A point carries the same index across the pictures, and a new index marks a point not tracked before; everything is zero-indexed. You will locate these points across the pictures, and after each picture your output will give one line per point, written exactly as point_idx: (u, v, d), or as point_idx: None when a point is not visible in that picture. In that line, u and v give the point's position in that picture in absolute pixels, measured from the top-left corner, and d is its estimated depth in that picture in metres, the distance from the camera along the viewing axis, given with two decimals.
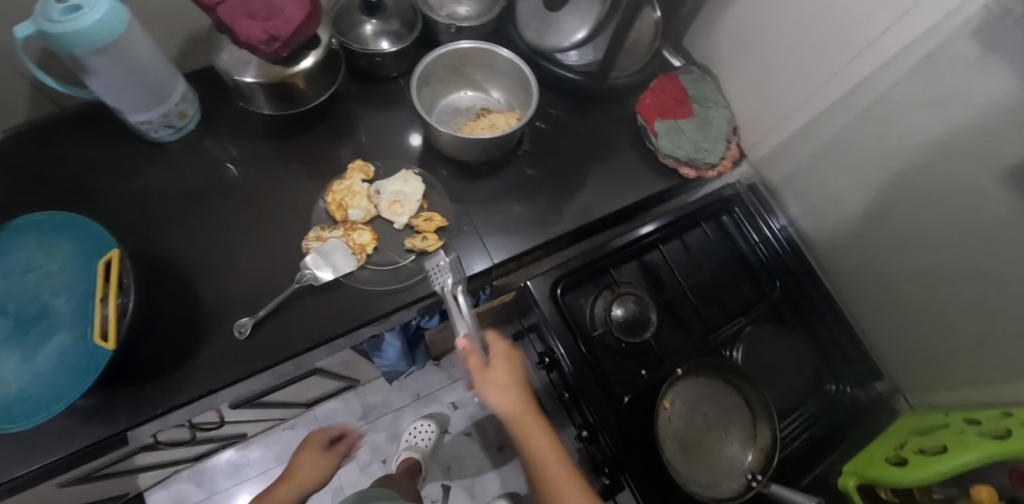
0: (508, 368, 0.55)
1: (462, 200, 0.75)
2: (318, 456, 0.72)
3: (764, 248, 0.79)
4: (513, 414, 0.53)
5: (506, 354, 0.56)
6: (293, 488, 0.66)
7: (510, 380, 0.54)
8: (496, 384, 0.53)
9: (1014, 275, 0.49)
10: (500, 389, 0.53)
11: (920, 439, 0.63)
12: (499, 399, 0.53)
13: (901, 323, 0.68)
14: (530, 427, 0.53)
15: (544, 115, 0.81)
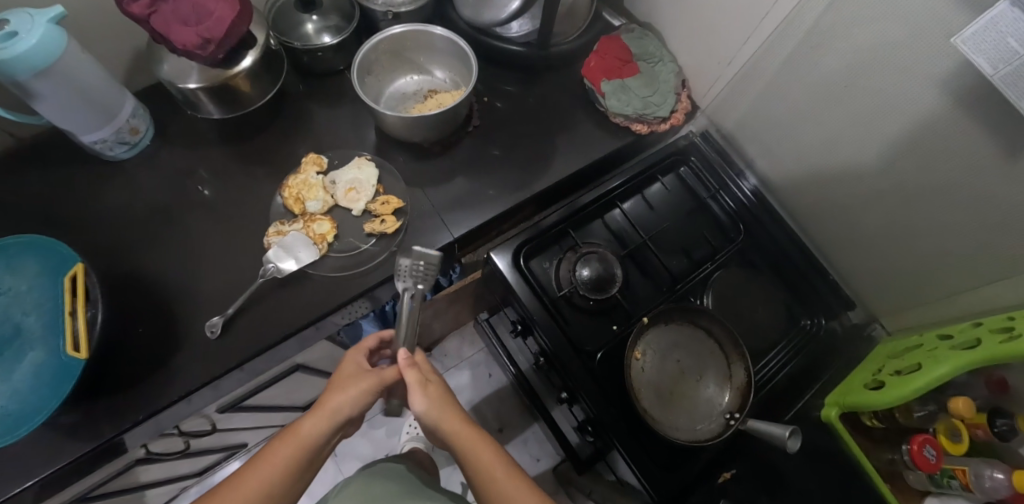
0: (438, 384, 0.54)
1: (416, 182, 0.77)
2: (359, 380, 0.53)
3: (725, 192, 0.81)
4: (456, 427, 0.52)
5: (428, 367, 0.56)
6: (316, 424, 0.50)
7: (445, 394, 0.53)
8: (433, 398, 0.52)
9: (967, 182, 0.56)
10: (440, 404, 0.52)
11: (895, 362, 0.67)
12: (436, 413, 0.52)
13: (845, 244, 0.79)
14: (475, 439, 0.53)
15: (491, 91, 0.84)
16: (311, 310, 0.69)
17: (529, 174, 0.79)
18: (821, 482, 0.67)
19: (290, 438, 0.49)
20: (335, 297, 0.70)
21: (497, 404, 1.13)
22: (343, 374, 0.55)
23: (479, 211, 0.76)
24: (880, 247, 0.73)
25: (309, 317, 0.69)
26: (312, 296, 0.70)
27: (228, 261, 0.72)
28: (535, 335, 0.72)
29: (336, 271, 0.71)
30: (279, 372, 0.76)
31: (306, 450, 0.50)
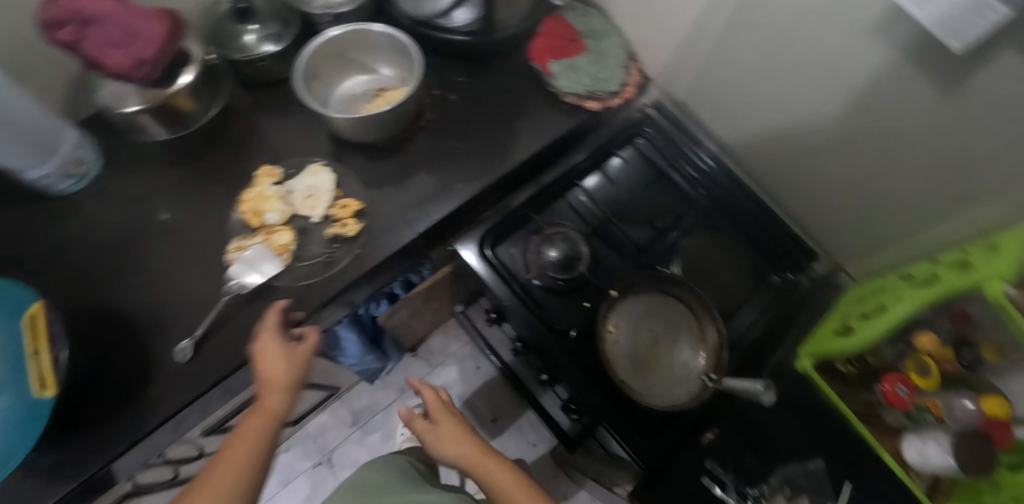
0: (447, 418, 0.61)
1: (375, 182, 0.77)
2: (291, 355, 0.56)
3: (682, 159, 0.82)
4: (468, 455, 0.57)
5: (438, 402, 0.63)
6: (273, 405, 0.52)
7: (457, 430, 0.60)
8: (445, 434, 0.59)
9: (907, 122, 0.58)
10: (452, 434, 0.59)
11: (860, 305, 0.69)
12: (447, 445, 0.58)
13: (809, 196, 0.80)
14: (480, 460, 0.56)
15: (442, 83, 0.84)
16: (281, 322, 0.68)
17: (488, 162, 0.79)
18: (804, 429, 0.69)
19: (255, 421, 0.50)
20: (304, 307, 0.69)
21: (489, 395, 1.13)
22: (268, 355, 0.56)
23: (441, 203, 0.76)
24: (841, 195, 0.75)
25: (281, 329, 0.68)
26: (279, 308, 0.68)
27: (193, 283, 0.71)
28: (509, 321, 0.73)
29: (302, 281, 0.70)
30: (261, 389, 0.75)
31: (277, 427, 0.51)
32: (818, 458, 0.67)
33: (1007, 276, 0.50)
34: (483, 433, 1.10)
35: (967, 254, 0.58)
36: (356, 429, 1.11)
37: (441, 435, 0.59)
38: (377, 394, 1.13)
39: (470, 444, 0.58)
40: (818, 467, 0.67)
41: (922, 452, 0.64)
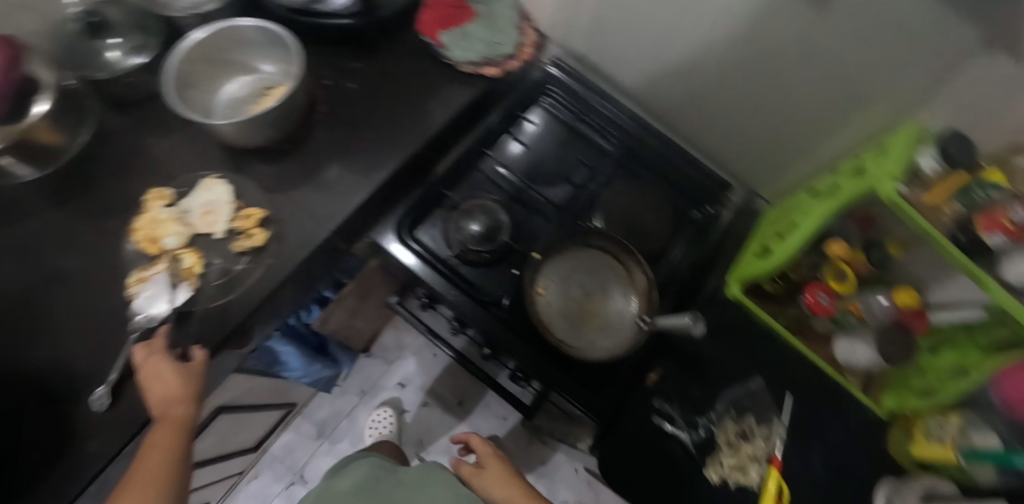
0: (494, 462, 0.67)
1: (278, 185, 0.73)
2: (183, 372, 0.53)
3: (590, 113, 0.83)
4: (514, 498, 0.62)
5: (485, 448, 0.70)
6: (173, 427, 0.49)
7: (502, 473, 0.65)
8: (490, 479, 0.65)
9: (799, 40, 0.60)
10: (497, 477, 0.65)
11: (777, 225, 0.72)
12: (494, 488, 0.64)
13: (708, 130, 0.83)
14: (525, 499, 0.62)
15: (329, 69, 0.79)
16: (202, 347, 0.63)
17: (393, 146, 0.76)
18: (742, 352, 0.71)
19: (160, 441, 0.48)
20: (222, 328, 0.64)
21: (451, 380, 1.13)
22: (156, 379, 0.52)
23: (352, 196, 0.73)
24: (741, 124, 0.78)
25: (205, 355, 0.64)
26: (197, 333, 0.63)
27: (72, 323, 0.61)
28: (443, 304, 0.72)
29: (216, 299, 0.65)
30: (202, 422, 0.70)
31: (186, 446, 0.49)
32: (757, 376, 0.70)
33: (896, 178, 0.57)
34: (452, 418, 1.11)
35: (865, 165, 0.63)
36: (323, 440, 1.09)
37: (487, 479, 0.65)
38: (338, 402, 1.11)
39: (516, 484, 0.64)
40: (758, 385, 0.70)
41: (852, 350, 0.71)
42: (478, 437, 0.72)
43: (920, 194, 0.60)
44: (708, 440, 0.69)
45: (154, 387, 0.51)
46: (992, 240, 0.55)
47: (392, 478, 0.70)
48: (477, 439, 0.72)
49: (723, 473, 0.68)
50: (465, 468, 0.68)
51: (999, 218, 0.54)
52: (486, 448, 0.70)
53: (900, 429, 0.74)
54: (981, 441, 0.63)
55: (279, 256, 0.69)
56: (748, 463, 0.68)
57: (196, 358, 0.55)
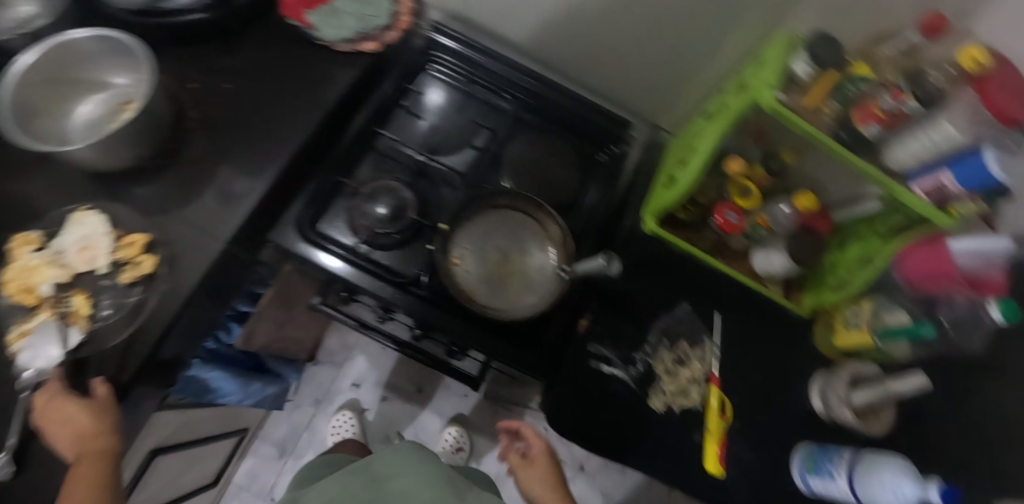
0: (544, 471, 0.66)
1: (161, 206, 0.68)
2: (92, 415, 0.52)
3: (480, 74, 0.81)
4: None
5: (541, 452, 0.67)
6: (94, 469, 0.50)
7: (542, 474, 0.66)
8: (528, 476, 0.66)
9: None
10: (544, 483, 0.65)
11: (679, 153, 0.73)
12: (539, 492, 0.64)
13: (599, 72, 0.83)
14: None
15: (192, 72, 0.73)
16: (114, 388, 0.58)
17: (280, 143, 0.72)
18: (665, 281, 0.73)
19: (77, 489, 0.49)
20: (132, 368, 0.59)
21: (407, 370, 1.14)
22: (63, 424, 0.50)
23: (247, 202, 0.69)
24: (631, 57, 0.78)
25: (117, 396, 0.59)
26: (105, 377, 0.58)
27: None
28: (363, 295, 0.69)
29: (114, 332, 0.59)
30: (137, 469, 0.67)
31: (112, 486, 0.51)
32: (682, 301, 0.72)
33: (774, 86, 0.59)
34: (413, 406, 1.13)
35: (746, 78, 0.64)
36: (286, 457, 1.09)
37: (529, 478, 0.66)
38: (295, 416, 1.11)
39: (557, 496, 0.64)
40: (685, 310, 0.72)
41: (769, 260, 0.73)
42: (536, 438, 0.69)
43: (799, 97, 0.62)
44: (648, 371, 0.69)
45: (61, 431, 0.50)
46: (868, 132, 0.60)
47: (363, 475, 0.64)
48: (534, 438, 0.69)
49: (667, 400, 0.68)
50: (517, 463, 0.68)
51: (871, 110, 0.58)
52: (544, 451, 0.68)
53: (820, 324, 0.79)
54: (891, 320, 0.69)
55: (179, 279, 0.64)
56: (688, 386, 0.69)
57: (101, 397, 0.54)
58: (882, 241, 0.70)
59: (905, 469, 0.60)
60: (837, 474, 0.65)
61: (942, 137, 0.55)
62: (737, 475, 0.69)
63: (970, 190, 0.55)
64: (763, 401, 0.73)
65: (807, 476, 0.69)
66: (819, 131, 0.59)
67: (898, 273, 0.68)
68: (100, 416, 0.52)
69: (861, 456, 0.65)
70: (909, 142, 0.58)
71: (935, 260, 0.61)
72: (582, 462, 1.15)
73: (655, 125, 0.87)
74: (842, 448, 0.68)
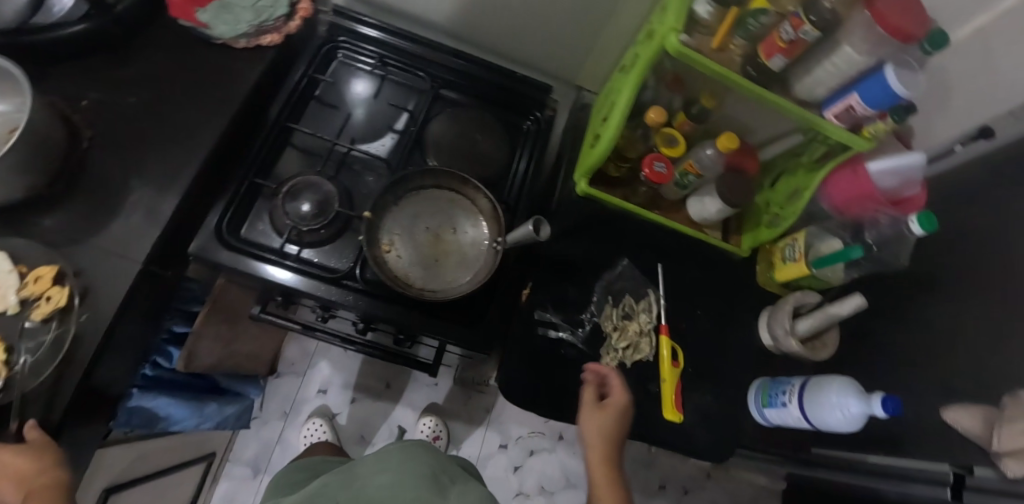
0: (607, 426, 0.59)
1: (68, 235, 0.62)
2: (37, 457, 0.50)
3: (391, 57, 0.78)
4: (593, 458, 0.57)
5: (614, 409, 0.60)
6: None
7: (604, 427, 0.59)
8: (592, 423, 0.60)
9: None
10: (601, 435, 0.59)
11: (601, 111, 0.72)
12: (588, 438, 0.59)
13: (512, 42, 0.81)
14: (604, 479, 0.56)
15: (82, 87, 0.68)
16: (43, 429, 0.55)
17: (189, 153, 0.69)
18: (600, 240, 0.75)
19: None
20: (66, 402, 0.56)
21: (373, 368, 1.16)
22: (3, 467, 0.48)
23: (165, 218, 0.65)
24: (540, 22, 0.76)
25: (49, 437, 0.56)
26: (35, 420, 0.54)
27: None
28: (300, 297, 0.67)
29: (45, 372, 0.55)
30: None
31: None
32: (623, 257, 0.76)
33: (678, 29, 0.56)
34: (386, 402, 1.15)
35: (652, 25, 0.62)
36: (262, 475, 1.07)
37: (593, 423, 0.59)
38: (264, 432, 1.09)
39: (602, 455, 0.57)
40: (625, 265, 0.75)
41: (704, 205, 0.75)
42: (619, 396, 0.61)
43: (705, 40, 0.60)
44: (597, 331, 0.72)
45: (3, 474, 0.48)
46: (774, 64, 0.60)
47: (346, 475, 0.60)
48: (617, 397, 0.61)
49: (620, 356, 0.71)
50: (587, 404, 0.61)
51: (774, 42, 0.58)
52: (616, 408, 0.61)
53: (761, 261, 0.80)
54: (826, 249, 0.71)
55: (102, 307, 0.60)
56: (637, 340, 0.72)
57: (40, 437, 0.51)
58: (813, 166, 0.70)
59: (850, 387, 0.62)
60: (789, 403, 0.68)
61: (843, 61, 0.56)
62: (696, 420, 0.71)
63: (875, 109, 0.57)
64: (713, 344, 0.76)
65: (764, 410, 0.71)
66: (725, 68, 0.58)
67: (825, 201, 0.73)
68: (40, 457, 0.50)
69: (809, 380, 0.67)
70: (815, 69, 0.60)
71: (859, 184, 0.67)
72: (560, 432, 1.19)
73: (580, 87, 0.87)
74: (794, 377, 0.70)
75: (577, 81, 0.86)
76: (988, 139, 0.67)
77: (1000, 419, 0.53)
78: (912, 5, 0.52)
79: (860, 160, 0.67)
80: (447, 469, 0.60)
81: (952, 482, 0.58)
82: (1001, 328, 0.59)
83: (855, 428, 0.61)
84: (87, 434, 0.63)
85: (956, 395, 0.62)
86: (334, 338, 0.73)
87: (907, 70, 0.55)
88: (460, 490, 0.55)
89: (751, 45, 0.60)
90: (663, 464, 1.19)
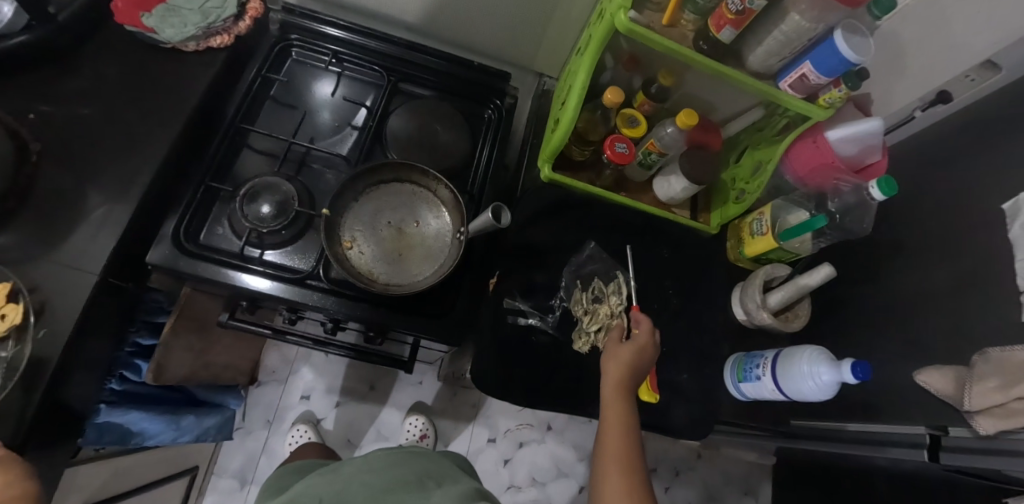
0: (627, 361, 0.61)
1: (22, 251, 0.60)
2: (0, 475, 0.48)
3: (345, 52, 0.78)
4: (609, 379, 0.60)
5: (637, 346, 0.62)
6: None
7: (625, 358, 0.61)
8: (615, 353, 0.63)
9: None
10: (619, 367, 0.61)
11: (560, 96, 0.71)
12: (608, 369, 0.62)
13: (466, 30, 0.80)
14: (616, 402, 0.58)
15: (29, 100, 0.66)
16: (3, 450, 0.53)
17: (146, 161, 0.68)
18: (566, 224, 0.76)
19: None
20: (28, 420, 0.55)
21: (357, 371, 1.15)
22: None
23: (122, 229, 0.64)
24: (493, 11, 0.75)
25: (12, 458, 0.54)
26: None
27: None
28: (266, 301, 0.66)
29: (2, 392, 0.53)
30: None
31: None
32: (590, 239, 0.76)
33: (626, 6, 0.54)
34: (371, 405, 1.14)
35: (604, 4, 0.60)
36: (249, 486, 1.06)
37: (613, 351, 0.63)
38: (249, 442, 1.08)
39: (619, 383, 0.60)
40: (594, 247, 0.76)
41: (669, 185, 0.75)
42: (645, 337, 0.63)
43: (656, 16, 0.60)
44: (568, 315, 0.72)
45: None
46: (724, 35, 0.58)
47: (330, 474, 0.55)
48: (642, 337, 0.63)
49: (593, 340, 0.71)
50: (611, 341, 0.64)
51: (722, 13, 0.56)
52: (640, 347, 0.62)
53: (731, 237, 0.81)
54: (794, 220, 0.72)
55: (60, 323, 0.59)
56: (607, 322, 0.72)
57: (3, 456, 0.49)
58: (774, 138, 0.69)
59: (821, 356, 0.62)
60: (762, 376, 0.68)
61: (792, 30, 0.55)
62: (673, 397, 0.71)
63: (829, 77, 0.57)
64: (686, 323, 0.76)
65: (739, 384, 0.72)
66: (678, 44, 0.56)
67: (788, 173, 0.73)
68: (11, 469, 0.49)
69: (781, 351, 0.67)
70: (765, 38, 0.58)
71: (819, 154, 0.67)
72: (549, 422, 1.19)
73: (539, 72, 0.87)
74: (767, 350, 0.70)
75: (537, 67, 0.86)
76: (947, 104, 0.67)
77: (970, 378, 0.53)
78: None
79: (819, 129, 0.68)
80: (437, 474, 0.55)
81: (929, 444, 0.59)
82: (967, 287, 0.60)
83: (826, 396, 0.62)
84: (54, 454, 0.62)
85: (927, 356, 0.63)
86: (306, 341, 0.72)
87: (857, 36, 0.55)
88: (445, 491, 0.50)
89: (703, 20, 0.60)
90: (654, 448, 1.19)
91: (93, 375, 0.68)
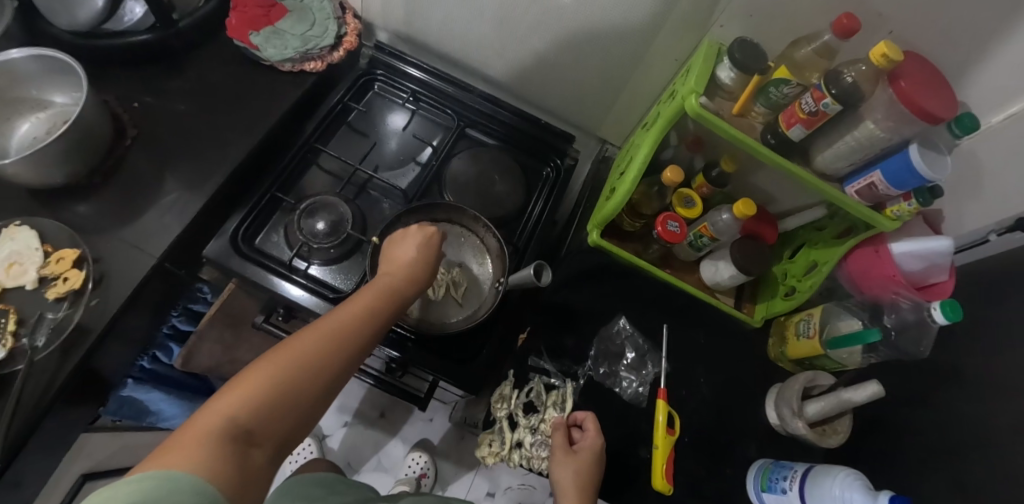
0: (578, 470, 0.60)
1: (97, 224, 0.66)
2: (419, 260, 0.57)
3: (422, 91, 0.83)
4: (564, 489, 0.59)
5: (586, 452, 0.61)
6: (366, 301, 0.48)
7: (577, 467, 0.60)
8: (566, 462, 0.61)
9: None
10: (571, 481, 0.59)
11: (622, 163, 0.72)
12: (559, 480, 0.60)
13: (537, 89, 0.84)
14: None
15: (137, 91, 0.73)
16: (27, 408, 0.56)
17: (222, 161, 0.73)
18: (605, 292, 0.75)
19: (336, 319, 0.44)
20: (56, 384, 0.58)
21: (371, 395, 1.16)
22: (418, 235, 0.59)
23: (188, 217, 0.68)
24: (566, 74, 0.78)
25: (31, 418, 0.56)
26: (18, 402, 0.56)
27: None
28: (302, 315, 0.68)
29: (42, 352, 0.57)
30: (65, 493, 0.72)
31: (286, 369, 0.39)
32: (620, 314, 0.75)
33: (698, 92, 0.55)
34: (378, 432, 1.15)
35: (675, 86, 0.62)
36: None
37: (560, 462, 0.61)
38: None
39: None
40: (623, 322, 0.74)
41: (717, 270, 0.73)
42: (593, 437, 0.62)
43: (725, 105, 0.60)
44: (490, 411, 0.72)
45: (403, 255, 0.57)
46: (793, 133, 0.57)
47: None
48: (589, 438, 0.62)
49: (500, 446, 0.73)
50: (557, 443, 0.63)
51: (794, 112, 0.56)
52: (589, 449, 0.61)
53: (774, 334, 0.78)
54: (844, 328, 0.68)
55: (111, 295, 0.62)
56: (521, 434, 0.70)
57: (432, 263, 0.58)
58: (835, 241, 0.67)
59: (856, 481, 0.57)
60: (789, 489, 0.63)
61: (864, 137, 0.55)
62: (684, 493, 0.66)
63: (899, 190, 0.55)
64: (713, 415, 0.71)
65: (762, 495, 0.66)
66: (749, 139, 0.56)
67: (845, 278, 0.71)
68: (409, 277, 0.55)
69: (812, 467, 0.63)
70: (836, 141, 0.58)
71: (880, 263, 0.65)
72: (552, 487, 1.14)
73: (603, 139, 0.89)
74: (797, 463, 0.65)
75: (601, 134, 0.89)
76: None
77: None
78: (935, 86, 0.51)
79: (881, 240, 0.66)
80: None
81: None
82: None
83: None
84: (71, 422, 0.64)
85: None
86: None
87: (934, 153, 0.54)
88: None
89: (773, 114, 0.60)
90: None
91: (127, 352, 0.71)
